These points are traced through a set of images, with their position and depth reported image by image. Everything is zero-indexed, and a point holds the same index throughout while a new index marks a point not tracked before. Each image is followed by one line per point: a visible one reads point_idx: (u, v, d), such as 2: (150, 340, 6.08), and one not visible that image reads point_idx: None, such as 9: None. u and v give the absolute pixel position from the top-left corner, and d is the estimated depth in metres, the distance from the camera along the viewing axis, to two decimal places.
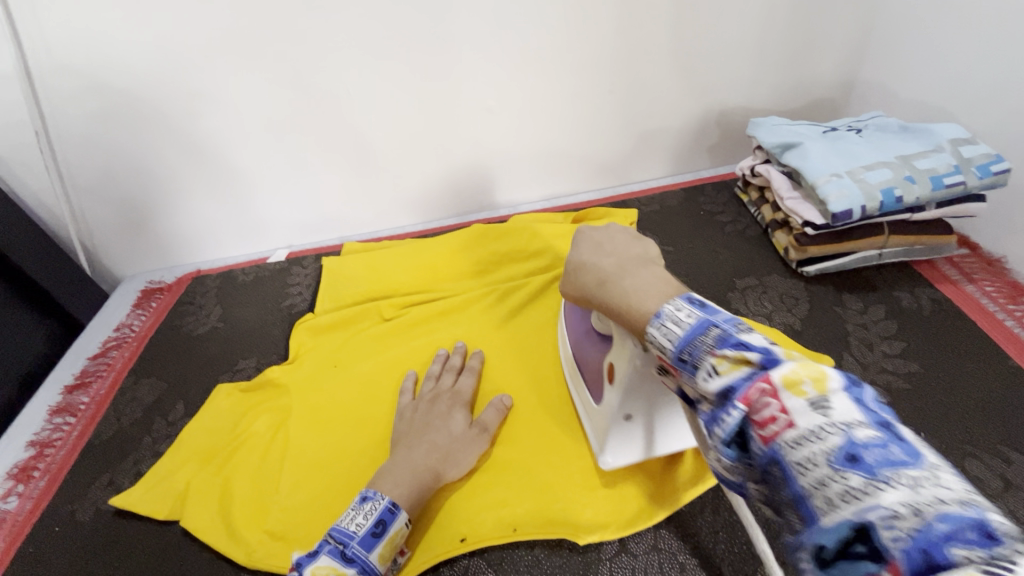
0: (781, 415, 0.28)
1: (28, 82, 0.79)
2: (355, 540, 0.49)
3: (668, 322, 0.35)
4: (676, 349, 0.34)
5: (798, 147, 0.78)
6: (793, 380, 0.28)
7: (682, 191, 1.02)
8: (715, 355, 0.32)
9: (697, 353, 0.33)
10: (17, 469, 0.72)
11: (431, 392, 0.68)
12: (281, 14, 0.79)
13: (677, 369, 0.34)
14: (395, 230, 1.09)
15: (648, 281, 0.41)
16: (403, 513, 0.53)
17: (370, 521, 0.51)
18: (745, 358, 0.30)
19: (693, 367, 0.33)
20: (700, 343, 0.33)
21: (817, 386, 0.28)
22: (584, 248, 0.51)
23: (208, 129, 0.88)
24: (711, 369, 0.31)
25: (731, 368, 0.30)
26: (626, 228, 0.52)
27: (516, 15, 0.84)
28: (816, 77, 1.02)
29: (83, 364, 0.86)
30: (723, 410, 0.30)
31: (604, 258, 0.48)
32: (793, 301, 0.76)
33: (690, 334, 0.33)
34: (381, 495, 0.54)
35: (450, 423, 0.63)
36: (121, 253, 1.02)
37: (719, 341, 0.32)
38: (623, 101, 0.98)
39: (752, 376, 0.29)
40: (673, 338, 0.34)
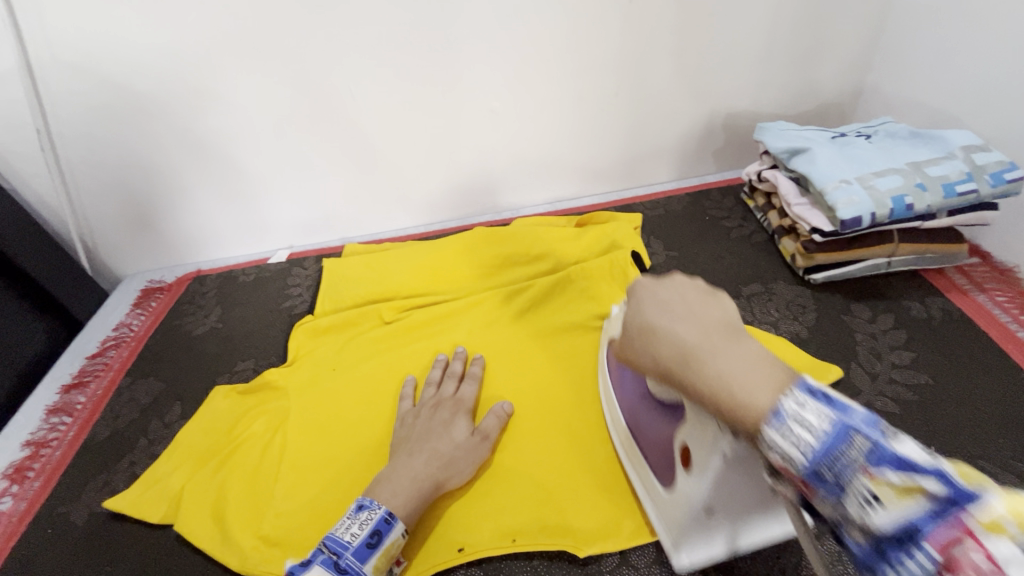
0: (985, 564, 0.27)
1: (30, 80, 0.78)
2: (349, 551, 0.49)
3: (790, 424, 0.33)
4: (810, 463, 0.33)
5: (806, 152, 0.77)
6: (994, 518, 0.28)
7: (688, 195, 1.00)
8: (872, 477, 0.31)
9: (843, 470, 0.32)
10: (11, 469, 0.71)
11: (432, 400, 0.67)
12: (284, 13, 0.78)
13: (813, 485, 0.33)
14: (397, 231, 1.08)
15: (750, 369, 0.36)
16: (400, 523, 0.52)
17: (365, 531, 0.50)
18: (919, 486, 0.30)
19: (839, 485, 0.32)
20: (846, 460, 0.32)
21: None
22: (648, 309, 0.44)
23: (210, 128, 0.88)
24: (869, 495, 0.31)
25: (902, 498, 0.30)
26: (693, 282, 0.45)
27: (521, 17, 0.84)
28: (825, 81, 1.00)
29: (81, 363, 0.86)
30: (902, 550, 0.30)
31: (679, 324, 0.41)
32: (800, 309, 0.75)
33: (829, 445, 0.32)
34: (378, 505, 0.53)
35: (451, 431, 0.62)
36: (122, 252, 1.01)
37: (871, 457, 0.31)
38: (628, 104, 0.97)
39: (936, 513, 0.29)
40: (805, 449, 0.33)
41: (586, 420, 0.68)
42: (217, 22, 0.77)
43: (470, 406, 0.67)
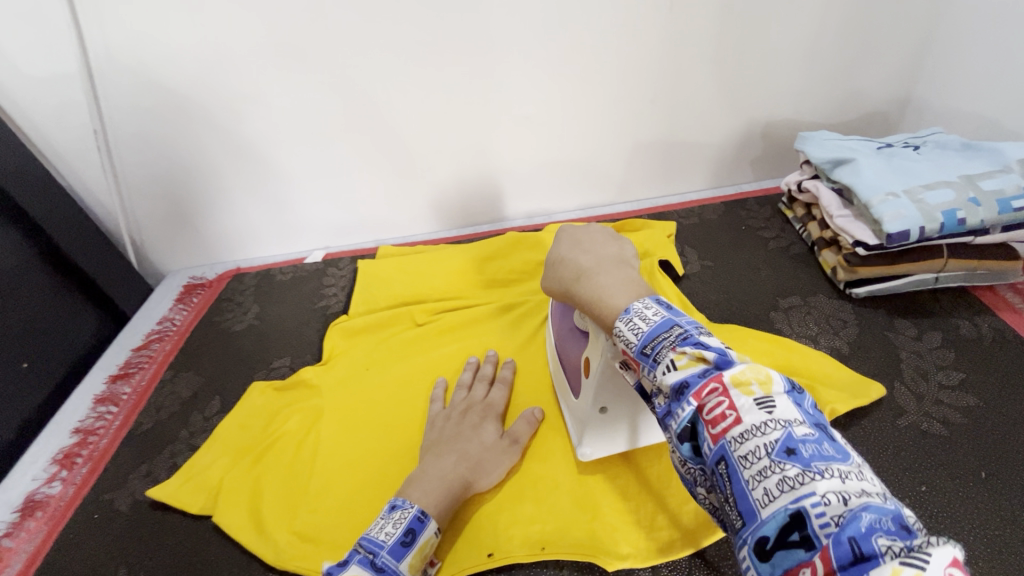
0: (729, 411, 0.33)
1: (89, 83, 0.82)
2: (385, 549, 0.48)
3: (635, 318, 0.40)
4: (640, 344, 0.38)
5: (851, 163, 0.75)
6: (742, 378, 0.34)
7: (723, 204, 0.99)
8: (676, 352, 0.36)
9: (659, 348, 0.37)
10: (61, 455, 0.75)
11: (462, 403, 0.68)
12: (329, 20, 0.80)
13: (639, 362, 0.38)
14: (430, 235, 1.09)
15: (619, 282, 0.46)
16: (432, 522, 0.53)
17: (399, 530, 0.50)
18: (702, 356, 0.35)
19: (653, 360, 0.37)
20: (661, 340, 0.37)
21: (763, 387, 0.33)
22: (564, 246, 0.56)
23: (253, 131, 0.90)
24: (670, 364, 0.36)
25: (690, 365, 0.35)
26: (605, 230, 0.59)
27: (559, 24, 0.84)
28: (869, 90, 0.98)
29: (127, 355, 0.89)
30: (677, 402, 0.35)
31: (582, 255, 0.53)
32: (840, 324, 0.73)
33: (654, 332, 0.38)
34: (410, 503, 0.53)
35: (482, 433, 0.63)
36: (167, 249, 1.05)
37: (679, 340, 0.37)
38: (664, 111, 0.96)
39: (706, 373, 0.34)
40: (639, 334, 0.39)
41: None
42: (263, 28, 0.79)
43: (500, 409, 0.68)
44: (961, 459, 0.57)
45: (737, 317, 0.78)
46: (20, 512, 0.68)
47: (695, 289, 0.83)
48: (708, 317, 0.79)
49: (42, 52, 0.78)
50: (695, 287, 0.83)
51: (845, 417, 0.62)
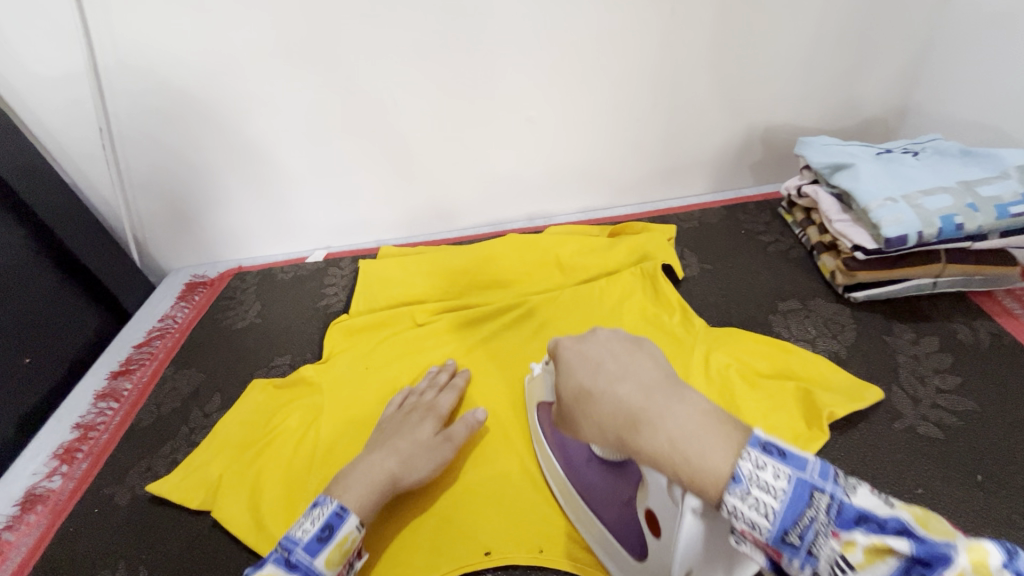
0: None
1: (94, 81, 0.83)
2: (299, 546, 0.49)
3: (755, 491, 0.33)
4: (775, 529, 0.33)
5: (850, 168, 0.75)
6: (958, 571, 0.28)
7: (724, 208, 0.99)
8: (837, 537, 0.31)
9: (807, 533, 0.32)
10: (62, 449, 0.75)
11: (409, 406, 0.69)
12: (333, 21, 0.80)
13: (781, 551, 0.33)
14: (431, 236, 1.10)
15: (698, 428, 0.36)
16: (353, 516, 0.52)
17: (316, 526, 0.50)
18: (884, 544, 0.29)
19: (808, 551, 0.32)
20: (808, 523, 0.32)
21: (979, 573, 0.27)
22: (580, 371, 0.47)
23: (257, 130, 0.91)
24: (835, 555, 0.30)
25: (867, 558, 0.30)
26: (617, 334, 0.49)
27: (562, 27, 0.84)
28: (870, 96, 0.98)
29: (128, 351, 0.90)
30: None
31: (619, 385, 0.43)
32: (838, 327, 0.73)
33: (790, 509, 0.32)
34: (331, 501, 0.53)
35: (417, 430, 0.63)
36: (169, 247, 1.06)
37: (833, 517, 0.31)
38: (665, 115, 0.97)
39: (904, 572, 0.29)
40: (769, 514, 0.33)
41: None
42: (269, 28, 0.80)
43: (444, 411, 0.68)
44: (957, 462, 0.58)
45: (736, 320, 0.78)
46: (20, 506, 0.69)
47: (694, 292, 0.83)
48: (708, 320, 0.79)
49: (50, 50, 0.79)
50: (694, 290, 0.84)
51: (842, 420, 0.62)
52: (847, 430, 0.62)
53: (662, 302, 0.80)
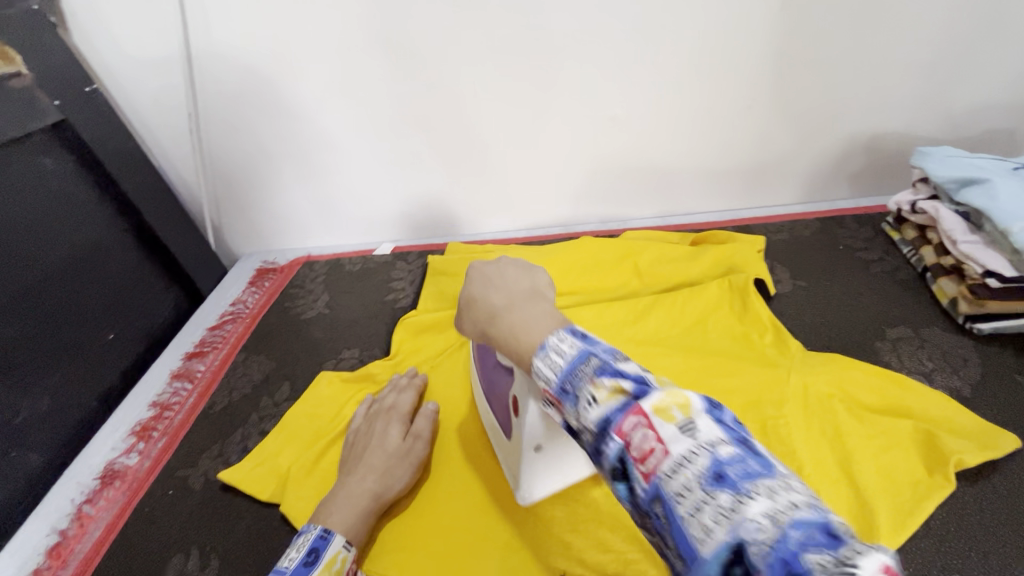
0: (656, 444, 0.28)
1: (187, 68, 0.84)
2: (286, 573, 0.48)
3: (551, 354, 0.35)
4: (559, 380, 0.34)
5: (983, 184, 0.67)
6: (662, 406, 0.29)
7: (817, 220, 0.92)
8: (595, 384, 0.31)
9: (578, 382, 0.33)
10: (139, 427, 0.77)
11: (370, 413, 0.68)
12: (424, 12, 0.78)
13: (561, 401, 0.33)
14: (499, 234, 1.07)
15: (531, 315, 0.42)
16: (337, 537, 0.53)
17: (302, 552, 0.50)
18: (621, 387, 0.31)
19: (574, 397, 0.32)
20: (582, 372, 0.33)
21: (682, 410, 0.29)
22: (476, 284, 0.50)
23: (335, 121, 0.90)
24: (590, 397, 0.31)
25: (609, 397, 0.31)
26: (517, 261, 0.52)
27: (660, 23, 0.80)
28: (999, 104, 0.88)
29: (202, 334, 0.91)
30: (603, 442, 0.30)
31: (494, 293, 0.47)
32: (960, 361, 0.66)
33: (572, 366, 0.33)
34: (313, 527, 0.53)
35: (385, 439, 0.63)
36: (244, 233, 1.08)
37: (597, 370, 0.32)
38: (762, 118, 0.90)
39: (626, 407, 0.30)
40: (557, 371, 0.34)
41: None
42: (356, 17, 0.79)
43: (405, 411, 0.68)
44: None
45: (837, 344, 0.71)
46: (101, 480, 0.70)
47: (787, 310, 0.77)
48: (803, 341, 0.73)
49: (147, 35, 0.81)
50: (787, 309, 0.77)
51: (970, 469, 0.55)
52: (977, 480, 0.55)
53: (752, 319, 0.74)
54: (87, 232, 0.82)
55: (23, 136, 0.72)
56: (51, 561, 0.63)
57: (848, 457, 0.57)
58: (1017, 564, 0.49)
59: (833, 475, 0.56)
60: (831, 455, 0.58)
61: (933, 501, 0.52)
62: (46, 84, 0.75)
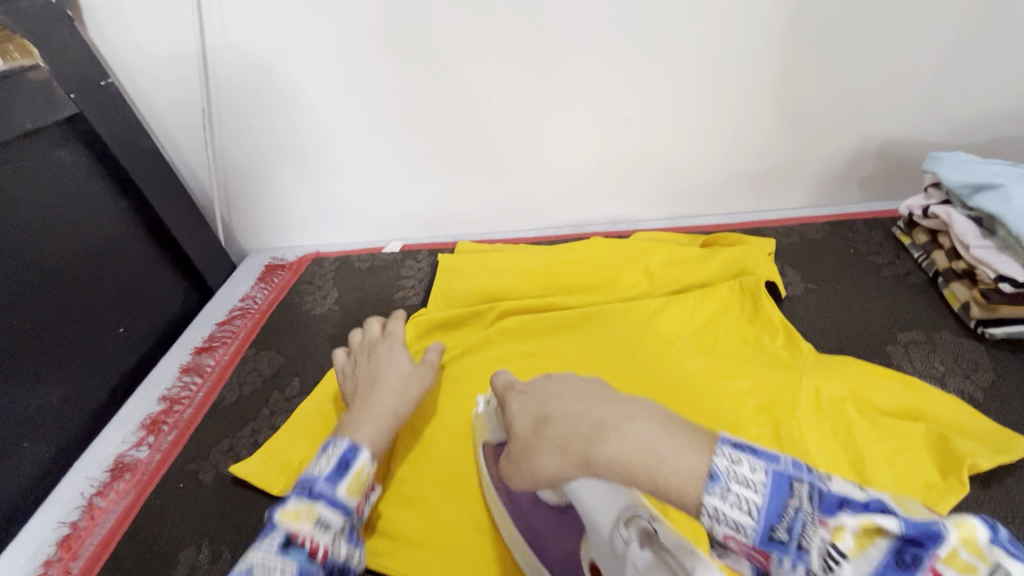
0: None
1: (202, 63, 0.84)
2: (318, 480, 0.50)
3: (734, 489, 0.30)
4: (762, 528, 0.29)
5: (997, 190, 0.67)
6: (956, 551, 0.27)
7: (828, 224, 0.92)
8: (828, 526, 0.28)
9: (795, 525, 0.29)
10: (149, 420, 0.77)
11: (364, 351, 0.71)
12: (439, 11, 0.78)
13: (771, 553, 0.29)
14: (508, 233, 1.07)
15: (627, 414, 0.36)
16: (364, 448, 0.55)
17: (331, 461, 0.53)
18: (861, 523, 0.28)
19: (799, 547, 0.28)
20: (795, 514, 0.29)
21: (968, 547, 0.27)
22: (548, 400, 0.45)
23: (348, 118, 0.91)
24: (828, 545, 0.28)
25: (859, 544, 0.28)
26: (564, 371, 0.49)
27: (676, 26, 0.80)
28: (1012, 109, 0.88)
29: (211, 328, 0.91)
30: None
31: (569, 409, 0.41)
32: (972, 365, 0.66)
33: (775, 502, 0.29)
34: (339, 440, 0.55)
35: (395, 365, 0.66)
36: (253, 229, 1.08)
37: (817, 504, 0.29)
38: (775, 122, 0.90)
39: (891, 558, 0.27)
40: (753, 512, 0.30)
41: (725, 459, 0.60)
42: (372, 15, 0.79)
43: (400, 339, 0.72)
44: None
45: (847, 347, 0.71)
46: (111, 473, 0.70)
47: (798, 313, 0.77)
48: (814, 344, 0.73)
49: (163, 31, 0.81)
50: (798, 312, 0.77)
51: (983, 472, 0.55)
52: (991, 484, 0.55)
53: (763, 321, 0.74)
54: (100, 225, 0.82)
55: (39, 128, 0.73)
56: (62, 553, 0.62)
57: (860, 459, 0.57)
58: None
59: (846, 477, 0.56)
60: (843, 456, 0.58)
61: (947, 504, 0.52)
62: (62, 77, 0.75)
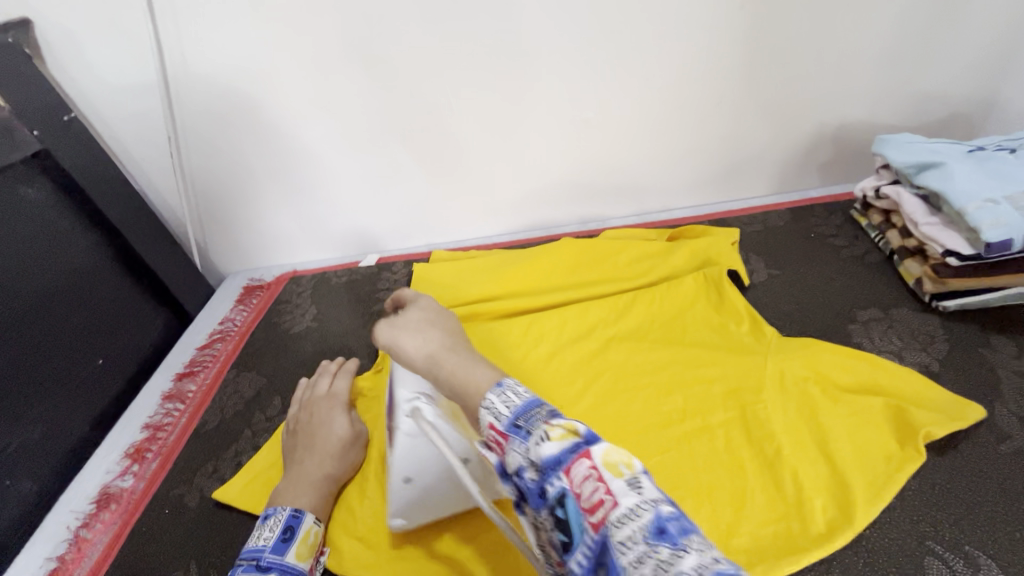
0: (607, 495, 0.33)
1: (164, 91, 0.85)
2: (266, 551, 0.54)
3: (508, 392, 0.41)
4: (511, 417, 0.39)
5: (939, 167, 0.70)
6: (608, 459, 0.35)
7: (789, 211, 0.95)
8: (549, 423, 0.37)
9: (531, 420, 0.38)
10: (133, 449, 0.77)
11: (308, 402, 0.72)
12: (396, 26, 0.80)
13: (508, 435, 0.38)
14: (481, 239, 1.09)
15: (467, 362, 0.47)
16: (308, 514, 0.59)
17: (277, 531, 0.56)
18: (574, 428, 0.36)
19: (525, 433, 0.37)
20: (535, 413, 0.39)
21: (631, 468, 0.34)
22: (400, 327, 0.53)
23: (315, 137, 0.92)
24: (543, 435, 0.36)
25: (562, 438, 0.36)
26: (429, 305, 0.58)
27: (626, 26, 0.82)
28: (953, 90, 0.92)
29: (192, 354, 0.92)
30: (551, 478, 0.35)
31: (427, 339, 0.51)
32: (928, 338, 0.68)
33: (527, 405, 0.39)
34: (282, 508, 0.59)
35: (332, 426, 0.67)
36: (228, 252, 1.08)
37: (550, 413, 0.38)
38: (729, 114, 0.93)
39: (576, 449, 0.35)
40: (511, 407, 0.40)
41: (688, 437, 0.62)
42: (330, 34, 0.81)
43: (343, 398, 0.72)
44: None
45: (812, 329, 0.74)
46: (96, 504, 0.71)
47: (763, 298, 0.79)
48: (779, 328, 0.75)
49: (123, 63, 0.82)
50: (762, 297, 0.80)
51: (940, 440, 0.57)
52: (948, 451, 0.57)
53: (728, 309, 0.76)
54: (72, 258, 0.83)
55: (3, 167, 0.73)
56: None
57: (824, 436, 0.59)
58: (985, 530, 0.51)
59: (812, 455, 0.58)
60: (808, 434, 0.60)
61: (905, 473, 0.54)
62: (25, 115, 0.76)
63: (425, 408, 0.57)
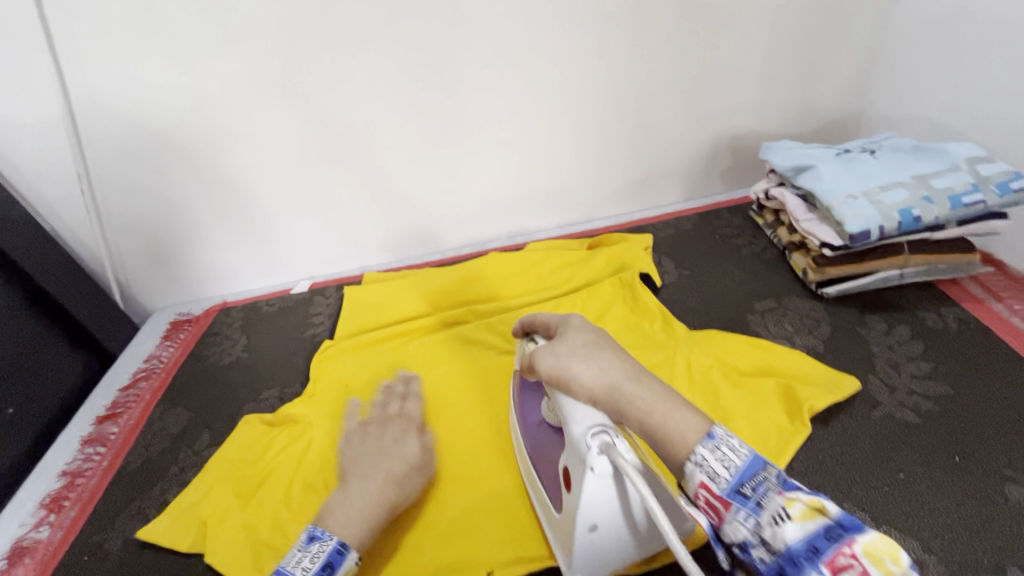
0: None
1: (71, 128, 0.84)
2: None
3: (724, 449, 0.41)
4: (733, 482, 0.40)
5: (811, 170, 0.79)
6: (864, 545, 0.35)
7: (698, 215, 1.02)
8: (784, 496, 0.38)
9: (760, 490, 0.39)
10: (48, 499, 0.74)
11: (379, 418, 0.68)
12: (308, 58, 0.83)
13: (731, 502, 0.39)
14: (413, 259, 1.11)
15: (660, 402, 0.45)
16: (353, 553, 0.51)
17: (315, 565, 0.49)
18: (816, 506, 0.37)
19: (757, 504, 0.39)
20: (762, 481, 0.40)
21: (893, 562, 0.35)
22: (559, 353, 0.51)
23: (237, 168, 0.92)
24: (781, 512, 0.38)
25: (806, 518, 0.37)
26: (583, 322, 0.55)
27: (529, 53, 0.88)
28: (826, 99, 1.04)
29: (114, 395, 0.89)
30: (797, 561, 0.36)
31: (588, 368, 0.49)
32: (814, 322, 0.76)
33: (748, 468, 0.40)
34: (330, 536, 0.52)
35: (404, 447, 0.63)
36: (151, 288, 1.05)
37: (782, 484, 0.39)
38: (634, 130, 1.00)
39: (825, 532, 0.36)
40: (731, 468, 0.40)
41: None
42: (243, 67, 0.82)
43: (416, 420, 0.69)
44: (933, 444, 0.60)
45: (717, 322, 0.80)
46: (8, 559, 0.67)
47: (673, 297, 0.85)
48: (688, 323, 0.81)
49: (22, 101, 0.80)
50: (673, 295, 0.86)
51: (823, 412, 0.64)
52: (830, 421, 0.63)
53: (642, 309, 0.82)
54: None
55: None
56: None
57: (725, 416, 0.64)
58: (860, 488, 0.57)
59: None
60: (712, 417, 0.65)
61: (794, 443, 0.60)
62: None
63: (619, 442, 0.46)
